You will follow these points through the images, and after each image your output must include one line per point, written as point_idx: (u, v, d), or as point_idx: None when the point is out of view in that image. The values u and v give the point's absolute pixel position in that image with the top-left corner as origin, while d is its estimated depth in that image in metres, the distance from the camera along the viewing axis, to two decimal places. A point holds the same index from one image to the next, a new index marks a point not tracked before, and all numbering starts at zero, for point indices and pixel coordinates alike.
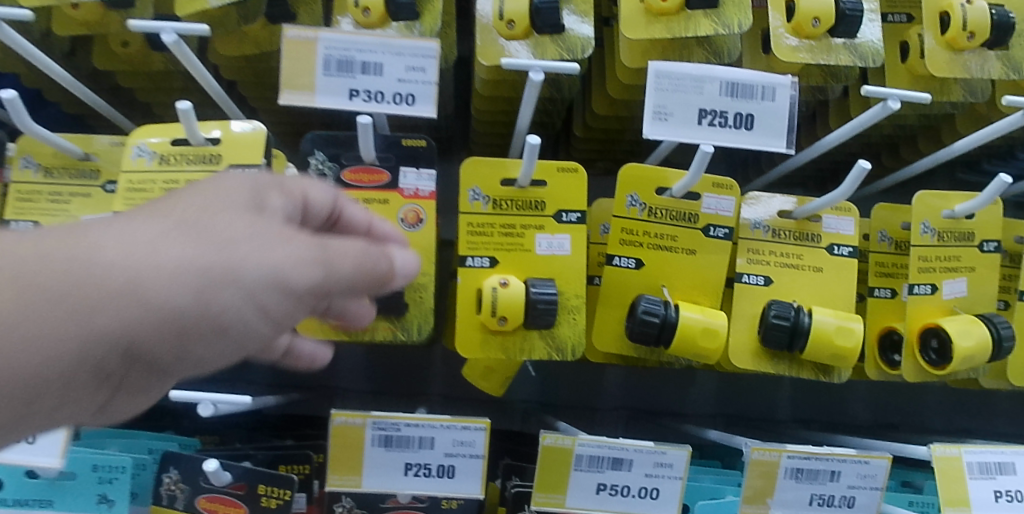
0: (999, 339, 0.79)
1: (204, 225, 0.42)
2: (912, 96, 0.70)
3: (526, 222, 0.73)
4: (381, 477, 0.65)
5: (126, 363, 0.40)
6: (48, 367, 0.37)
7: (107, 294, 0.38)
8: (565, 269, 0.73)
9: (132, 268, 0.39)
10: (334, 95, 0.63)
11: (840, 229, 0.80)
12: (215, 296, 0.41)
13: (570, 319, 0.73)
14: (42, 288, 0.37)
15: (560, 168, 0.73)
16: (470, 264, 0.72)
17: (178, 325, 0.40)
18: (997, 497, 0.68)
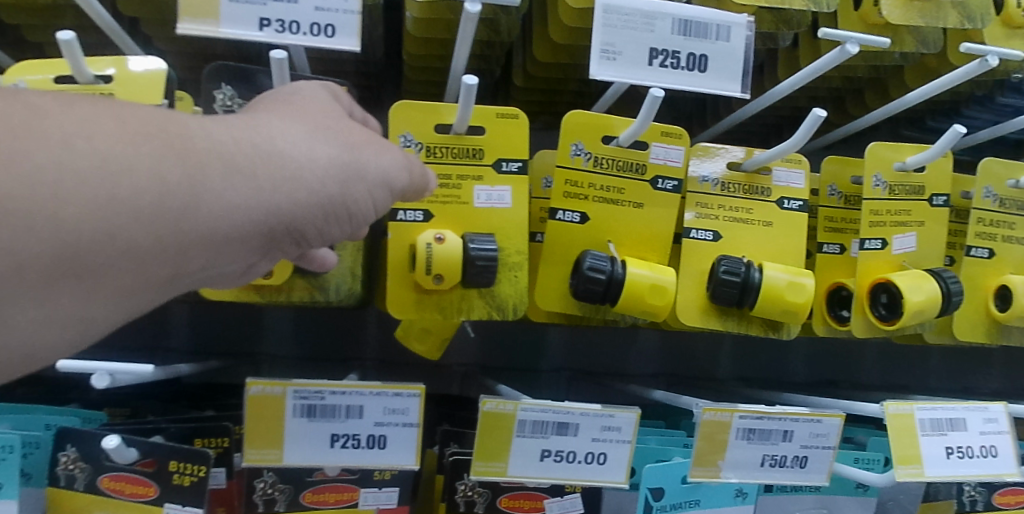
0: (948, 293, 0.77)
1: (336, 131, 0.47)
2: (871, 39, 0.66)
3: (463, 172, 0.67)
4: (304, 450, 0.59)
5: (290, 234, 0.44)
6: (242, 228, 0.40)
7: (283, 174, 0.42)
8: (506, 223, 0.68)
9: (296, 160, 0.43)
10: (242, 24, 0.56)
11: (790, 182, 0.77)
12: (355, 188, 0.46)
13: (511, 278, 0.68)
14: (243, 157, 0.40)
15: (499, 114, 0.68)
16: (403, 218, 0.67)
17: (331, 209, 0.45)
18: (949, 454, 0.67)
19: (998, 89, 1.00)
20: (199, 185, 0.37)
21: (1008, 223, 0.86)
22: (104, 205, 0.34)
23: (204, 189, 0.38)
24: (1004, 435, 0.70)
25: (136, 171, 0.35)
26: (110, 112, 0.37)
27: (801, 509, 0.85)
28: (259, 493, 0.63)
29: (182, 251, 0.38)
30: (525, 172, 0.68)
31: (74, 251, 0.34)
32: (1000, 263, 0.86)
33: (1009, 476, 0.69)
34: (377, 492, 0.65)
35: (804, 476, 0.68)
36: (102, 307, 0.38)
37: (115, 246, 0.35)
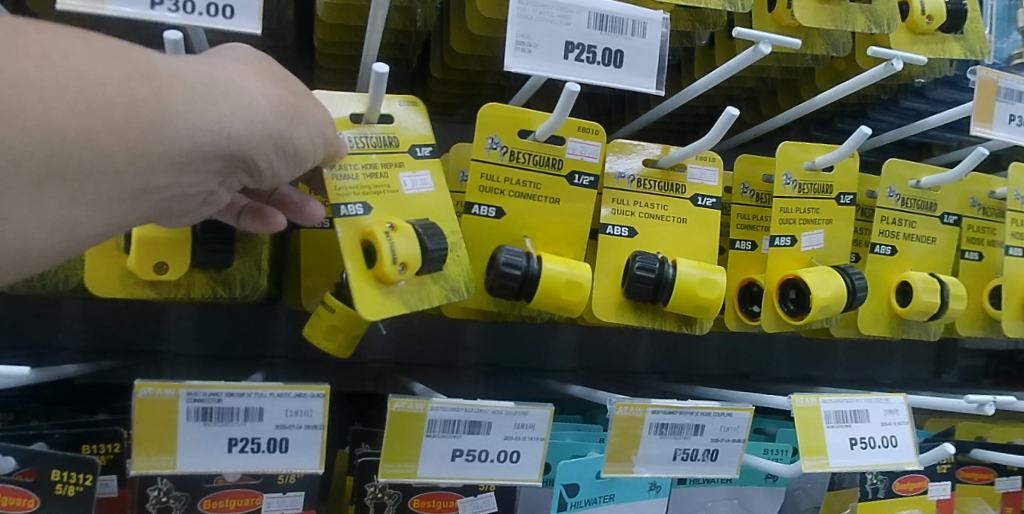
0: (853, 289, 0.80)
1: (279, 74, 0.50)
2: (782, 40, 0.67)
3: (384, 160, 0.64)
4: (199, 456, 0.55)
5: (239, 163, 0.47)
6: (200, 149, 0.43)
7: (236, 105, 0.45)
8: (441, 205, 0.66)
9: (246, 93, 0.46)
10: (130, 1, 0.52)
11: (704, 179, 0.78)
12: (301, 127, 0.50)
13: (457, 260, 0.66)
14: (202, 87, 0.44)
15: (406, 102, 0.66)
16: (344, 214, 0.61)
17: (281, 141, 0.48)
18: (852, 445, 0.69)
19: (903, 93, 1.07)
20: (165, 106, 0.41)
21: (909, 221, 0.90)
22: (83, 112, 0.38)
23: (170, 109, 0.41)
24: (904, 426, 0.72)
25: (107, 87, 0.39)
26: (81, 34, 0.40)
27: (713, 500, 0.87)
28: (151, 502, 0.60)
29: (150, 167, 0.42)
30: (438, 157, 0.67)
31: (61, 153, 0.37)
32: (902, 260, 0.90)
33: (909, 465, 0.71)
34: (281, 497, 0.62)
35: (715, 469, 0.69)
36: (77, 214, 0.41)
37: (93, 150, 0.39)
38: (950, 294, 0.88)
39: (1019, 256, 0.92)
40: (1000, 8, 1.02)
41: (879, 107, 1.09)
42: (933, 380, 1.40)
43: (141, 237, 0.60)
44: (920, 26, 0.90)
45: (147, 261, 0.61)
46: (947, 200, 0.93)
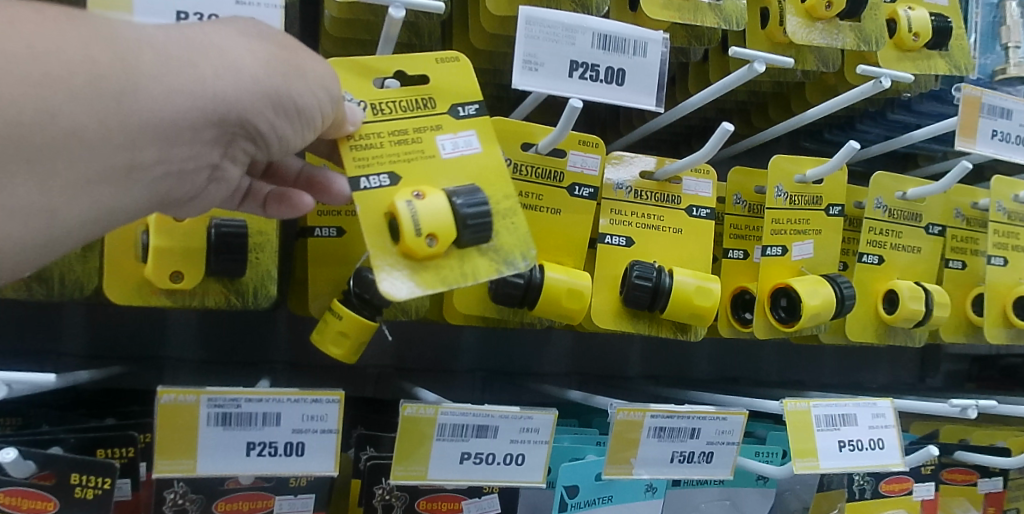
0: (842, 297, 0.83)
1: (270, 33, 0.49)
2: (776, 59, 0.70)
3: (418, 124, 0.61)
4: (218, 460, 0.57)
5: (237, 126, 0.48)
6: (185, 116, 0.44)
7: (219, 68, 0.45)
8: (483, 169, 0.61)
9: (232, 55, 0.46)
10: (155, 17, 0.54)
11: (699, 190, 0.81)
12: (299, 86, 0.49)
13: (510, 225, 0.60)
14: (184, 52, 0.44)
15: (439, 60, 0.63)
16: (369, 185, 0.58)
17: (277, 100, 0.48)
18: (841, 447, 0.72)
19: (890, 106, 1.10)
20: (136, 72, 0.42)
21: (895, 231, 0.93)
22: (41, 81, 0.38)
23: (141, 74, 0.42)
24: (891, 429, 0.75)
25: (67, 54, 0.39)
26: (42, 8, 0.40)
27: (706, 501, 0.90)
28: (168, 505, 0.61)
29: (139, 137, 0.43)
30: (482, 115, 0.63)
31: (26, 129, 0.38)
32: (888, 268, 0.93)
33: (895, 466, 0.74)
34: (292, 499, 0.64)
35: (711, 470, 0.72)
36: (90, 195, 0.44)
37: (59, 124, 0.39)
38: (935, 301, 0.91)
39: (1000, 265, 0.95)
40: (985, 24, 1.04)
41: (866, 119, 1.13)
42: (918, 384, 1.44)
43: (158, 247, 0.62)
44: (908, 43, 0.93)
45: (163, 270, 0.63)
46: (931, 211, 0.96)
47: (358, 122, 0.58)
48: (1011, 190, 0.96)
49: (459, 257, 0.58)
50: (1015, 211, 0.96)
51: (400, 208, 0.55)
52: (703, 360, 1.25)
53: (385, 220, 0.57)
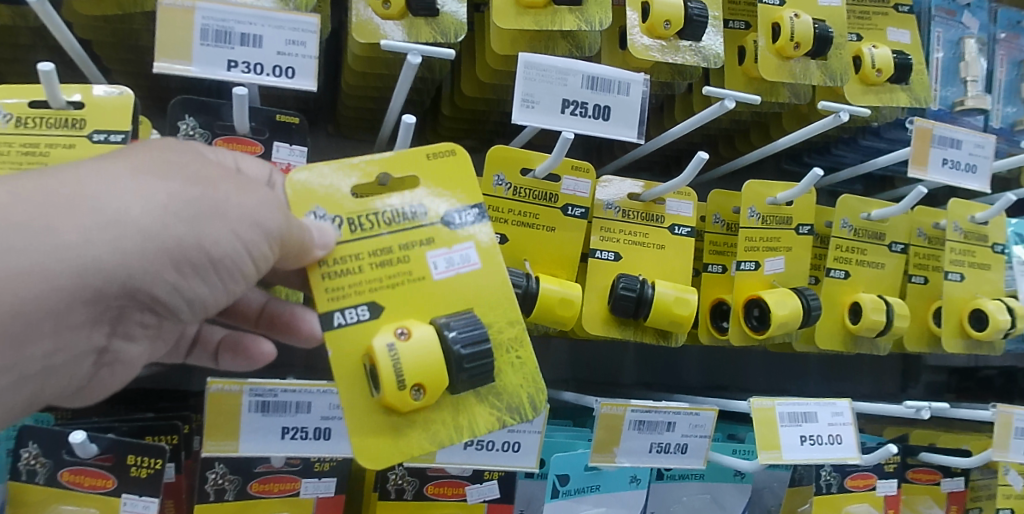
0: (808, 308, 0.92)
1: (183, 170, 0.53)
2: (745, 97, 0.80)
3: (406, 239, 0.60)
4: (256, 441, 0.66)
5: (131, 296, 0.52)
6: (56, 292, 0.48)
7: (102, 222, 0.49)
8: (480, 288, 0.61)
9: (122, 203, 0.50)
10: (210, 65, 0.63)
11: (680, 211, 0.90)
12: (208, 227, 0.52)
13: (513, 361, 0.60)
14: (63, 208, 0.49)
15: (432, 154, 0.62)
16: (343, 320, 0.57)
17: (179, 255, 0.52)
18: (802, 441, 0.81)
19: (861, 133, 1.18)
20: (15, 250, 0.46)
21: (861, 249, 1.02)
22: None
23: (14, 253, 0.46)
24: (849, 427, 0.84)
25: None
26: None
27: (688, 495, 0.98)
28: (210, 484, 0.70)
29: (2, 332, 0.48)
30: (478, 221, 0.62)
31: None
32: (855, 283, 1.02)
33: (851, 460, 0.83)
34: (317, 482, 0.73)
35: (686, 460, 0.81)
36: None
37: None
38: (895, 313, 1.00)
39: (958, 280, 1.04)
40: (946, 60, 1.11)
41: (842, 145, 1.22)
42: (900, 394, 1.50)
43: None
44: (872, 78, 1.01)
45: None
46: (895, 231, 1.05)
47: (328, 244, 0.57)
48: (967, 212, 1.05)
49: (453, 401, 0.58)
50: (972, 231, 1.05)
51: (381, 352, 0.55)
52: (692, 368, 1.34)
53: (365, 359, 0.57)
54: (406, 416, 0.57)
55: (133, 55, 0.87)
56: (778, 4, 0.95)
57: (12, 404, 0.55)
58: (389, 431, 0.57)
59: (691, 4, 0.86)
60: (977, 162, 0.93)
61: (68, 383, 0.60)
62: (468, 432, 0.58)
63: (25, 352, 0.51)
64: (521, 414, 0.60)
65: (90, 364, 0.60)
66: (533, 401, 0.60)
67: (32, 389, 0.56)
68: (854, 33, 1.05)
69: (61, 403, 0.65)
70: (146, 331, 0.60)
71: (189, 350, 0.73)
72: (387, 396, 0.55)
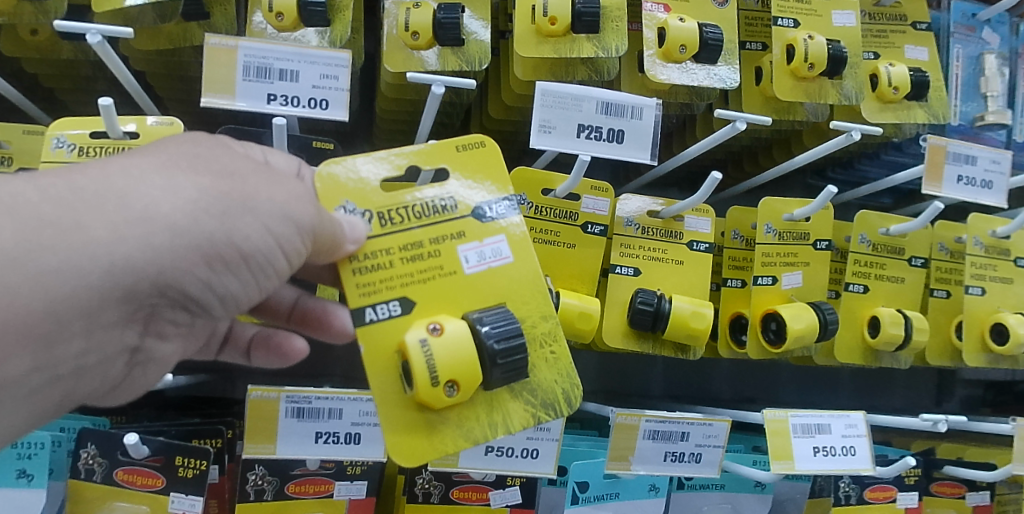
0: (825, 322, 0.94)
1: (212, 166, 0.57)
2: (756, 119, 0.83)
3: (437, 234, 0.63)
4: (292, 444, 0.72)
5: (162, 293, 0.56)
6: (85, 288, 0.52)
7: (130, 218, 0.53)
8: (510, 281, 0.64)
9: (151, 199, 0.54)
10: (252, 98, 0.69)
11: (699, 227, 0.93)
12: (237, 222, 0.56)
13: (547, 356, 0.63)
14: (91, 205, 0.52)
15: (461, 147, 0.66)
16: (375, 316, 0.60)
17: (210, 251, 0.55)
18: (815, 452, 0.84)
19: (883, 148, 1.17)
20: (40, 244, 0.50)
21: (879, 263, 1.04)
22: None
23: (46, 249, 0.50)
24: (863, 438, 0.86)
25: None
26: None
27: (710, 504, 1.00)
28: (250, 485, 0.75)
29: (36, 329, 0.52)
30: (507, 214, 0.65)
31: None
32: (874, 296, 1.04)
33: (864, 471, 0.85)
34: (350, 484, 0.78)
35: (700, 469, 0.84)
36: (13, 375, 0.54)
37: None
38: (914, 327, 1.01)
39: (979, 294, 1.05)
40: (966, 75, 1.12)
41: (865, 159, 1.20)
42: (934, 408, 1.46)
43: None
44: (889, 95, 1.02)
45: None
46: (915, 246, 1.06)
47: (360, 239, 0.60)
48: (989, 226, 1.05)
49: (486, 397, 0.61)
50: (993, 245, 1.06)
51: (414, 348, 0.58)
52: (721, 382, 1.35)
53: (397, 354, 0.60)
54: (439, 411, 0.60)
55: (182, 84, 0.94)
56: (792, 25, 0.97)
57: (48, 402, 0.59)
58: (422, 426, 0.60)
59: (705, 29, 0.89)
60: (994, 178, 0.95)
61: (101, 383, 0.63)
62: (503, 427, 0.61)
63: (59, 350, 0.55)
64: (556, 409, 0.63)
65: (124, 362, 0.63)
66: (568, 396, 0.63)
67: (66, 387, 0.59)
68: (870, 51, 1.07)
69: (94, 402, 0.68)
70: (178, 328, 0.63)
71: (220, 349, 0.79)
72: (422, 392, 0.58)
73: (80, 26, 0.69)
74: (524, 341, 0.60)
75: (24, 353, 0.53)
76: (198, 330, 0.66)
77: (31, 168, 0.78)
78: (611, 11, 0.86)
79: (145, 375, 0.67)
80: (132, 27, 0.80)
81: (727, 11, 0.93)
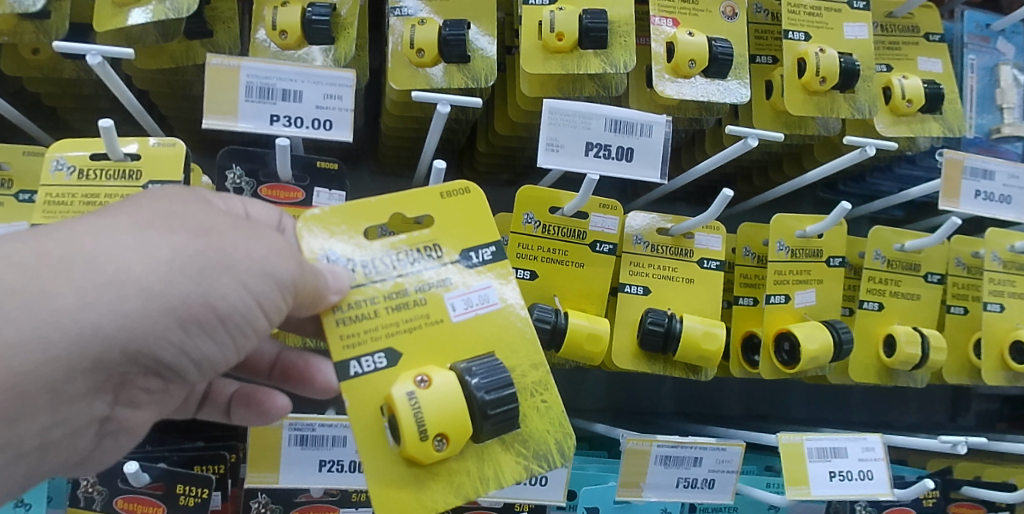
0: (839, 342, 0.92)
1: (188, 223, 0.55)
2: (768, 135, 0.81)
3: (422, 283, 0.62)
4: (296, 473, 0.72)
5: (134, 361, 0.54)
6: (47, 365, 0.51)
7: (100, 283, 0.51)
8: (497, 329, 0.62)
9: (122, 262, 0.52)
10: (255, 119, 0.68)
11: (710, 244, 0.91)
12: (213, 282, 0.54)
13: (539, 406, 0.62)
14: (59, 271, 0.51)
15: (446, 193, 0.64)
16: (359, 369, 0.59)
17: (184, 314, 0.54)
18: (831, 477, 0.82)
19: (896, 161, 1.15)
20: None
21: (894, 280, 1.01)
22: None
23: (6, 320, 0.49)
24: (880, 462, 0.84)
25: None
26: None
27: None
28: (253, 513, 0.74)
29: (0, 409, 0.51)
30: (495, 262, 0.64)
31: None
32: (890, 314, 1.01)
33: (882, 496, 0.83)
34: (354, 511, 0.77)
35: (713, 495, 0.81)
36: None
37: None
38: (931, 346, 0.99)
39: (997, 311, 1.02)
40: (980, 87, 1.09)
41: (877, 173, 1.18)
42: (949, 424, 1.43)
43: None
44: (902, 109, 1.00)
45: None
46: (931, 261, 1.03)
47: (343, 289, 0.59)
48: (1006, 241, 1.03)
49: (476, 451, 0.59)
50: (1011, 260, 1.03)
51: (402, 402, 0.56)
52: (730, 399, 1.33)
53: (383, 408, 0.58)
54: (427, 468, 0.58)
55: (185, 102, 0.92)
56: (803, 39, 0.95)
57: (14, 477, 0.58)
58: (410, 485, 0.58)
59: (715, 43, 0.87)
60: (1012, 193, 0.93)
61: (71, 454, 0.62)
62: (495, 481, 0.60)
63: (23, 427, 0.54)
64: (549, 461, 0.61)
65: (94, 432, 0.62)
66: (562, 446, 0.61)
67: (31, 463, 0.58)
68: (882, 64, 1.05)
69: (68, 473, 0.66)
70: (150, 396, 0.62)
71: (199, 406, 0.71)
72: (409, 447, 0.56)
73: (79, 46, 0.68)
74: (515, 392, 0.59)
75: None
76: (173, 395, 0.64)
77: (32, 191, 0.77)
78: (619, 26, 0.84)
79: (116, 445, 0.66)
80: (134, 46, 0.79)
81: (736, 25, 0.92)
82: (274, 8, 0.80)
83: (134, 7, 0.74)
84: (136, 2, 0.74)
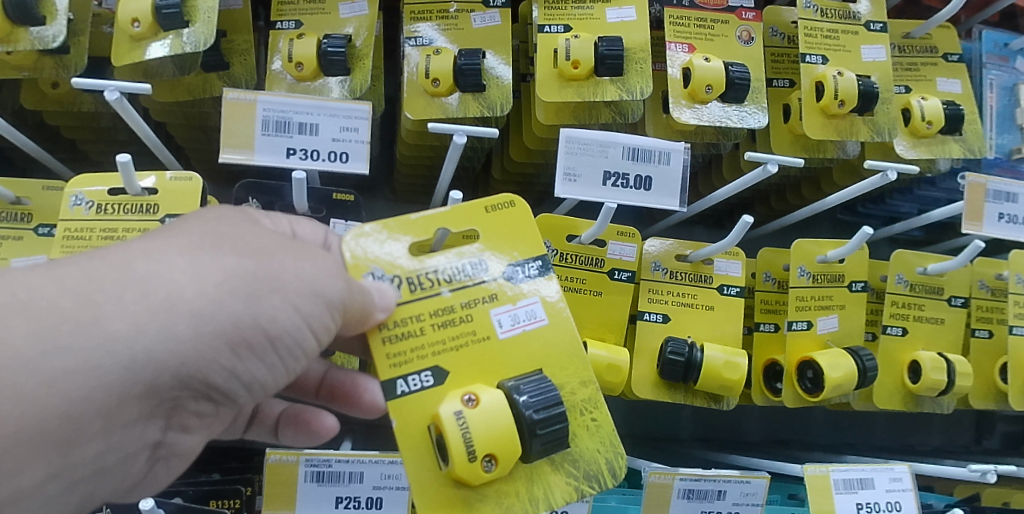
0: (863, 369, 0.90)
1: (239, 244, 0.55)
2: (787, 161, 0.79)
3: (468, 299, 0.60)
4: (312, 510, 0.72)
5: (186, 385, 0.53)
6: (100, 390, 0.50)
7: (151, 307, 0.51)
8: (546, 345, 0.61)
9: (173, 285, 0.52)
10: (272, 152, 0.68)
11: (730, 270, 0.90)
12: (263, 304, 0.54)
13: (589, 424, 0.60)
14: (112, 295, 0.51)
15: (491, 207, 0.63)
16: (405, 388, 0.57)
17: (235, 337, 0.53)
18: (859, 509, 0.80)
19: (915, 183, 1.13)
20: (51, 341, 0.48)
21: (918, 304, 0.99)
22: None
23: (58, 346, 0.49)
24: (908, 492, 0.82)
25: None
26: None
27: None
28: None
29: (52, 435, 0.50)
30: (542, 277, 0.62)
31: None
32: (913, 339, 0.99)
33: None
34: None
35: None
36: (28, 484, 0.52)
37: None
38: (956, 372, 0.96)
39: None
40: (1000, 106, 1.07)
41: (897, 195, 1.16)
42: (975, 446, 1.39)
43: None
44: (922, 130, 0.98)
45: None
46: (954, 285, 1.01)
47: (389, 306, 0.57)
48: None
49: (526, 470, 0.58)
50: None
51: (449, 421, 0.55)
52: (752, 424, 1.31)
53: (430, 428, 0.57)
54: (476, 489, 0.57)
55: (201, 134, 0.93)
56: (821, 61, 0.94)
57: (68, 503, 0.57)
58: (461, 506, 0.57)
59: (731, 68, 0.87)
60: None
61: (122, 481, 0.61)
62: (544, 502, 0.58)
63: (77, 454, 0.53)
64: (599, 481, 0.60)
65: (147, 457, 0.61)
66: (612, 465, 0.60)
67: (85, 490, 0.58)
68: (902, 85, 1.04)
69: (116, 499, 0.65)
70: (201, 419, 0.61)
71: (248, 426, 0.75)
72: (458, 468, 0.54)
73: (98, 83, 0.68)
74: (564, 410, 0.57)
75: (39, 461, 0.51)
76: (223, 417, 0.63)
77: (51, 224, 0.77)
78: (633, 53, 0.84)
79: (168, 470, 0.64)
80: (152, 80, 0.80)
81: (753, 50, 0.91)
82: (291, 40, 0.80)
83: (150, 41, 0.75)
84: (154, 36, 0.75)
